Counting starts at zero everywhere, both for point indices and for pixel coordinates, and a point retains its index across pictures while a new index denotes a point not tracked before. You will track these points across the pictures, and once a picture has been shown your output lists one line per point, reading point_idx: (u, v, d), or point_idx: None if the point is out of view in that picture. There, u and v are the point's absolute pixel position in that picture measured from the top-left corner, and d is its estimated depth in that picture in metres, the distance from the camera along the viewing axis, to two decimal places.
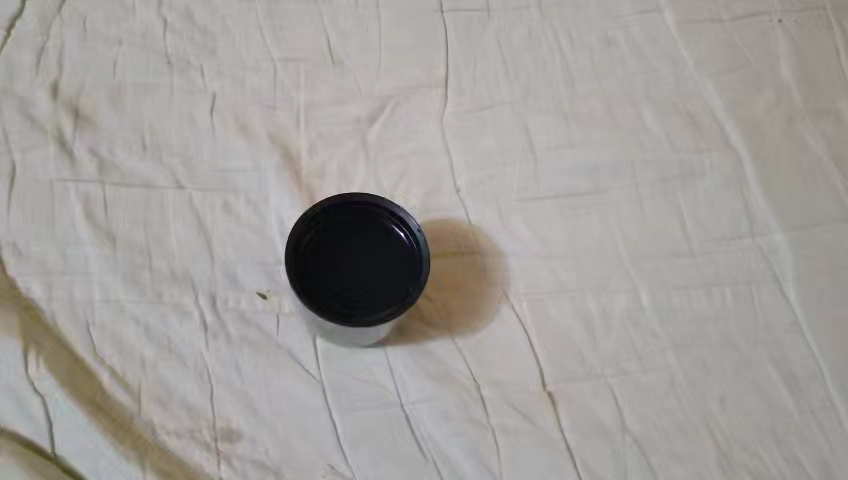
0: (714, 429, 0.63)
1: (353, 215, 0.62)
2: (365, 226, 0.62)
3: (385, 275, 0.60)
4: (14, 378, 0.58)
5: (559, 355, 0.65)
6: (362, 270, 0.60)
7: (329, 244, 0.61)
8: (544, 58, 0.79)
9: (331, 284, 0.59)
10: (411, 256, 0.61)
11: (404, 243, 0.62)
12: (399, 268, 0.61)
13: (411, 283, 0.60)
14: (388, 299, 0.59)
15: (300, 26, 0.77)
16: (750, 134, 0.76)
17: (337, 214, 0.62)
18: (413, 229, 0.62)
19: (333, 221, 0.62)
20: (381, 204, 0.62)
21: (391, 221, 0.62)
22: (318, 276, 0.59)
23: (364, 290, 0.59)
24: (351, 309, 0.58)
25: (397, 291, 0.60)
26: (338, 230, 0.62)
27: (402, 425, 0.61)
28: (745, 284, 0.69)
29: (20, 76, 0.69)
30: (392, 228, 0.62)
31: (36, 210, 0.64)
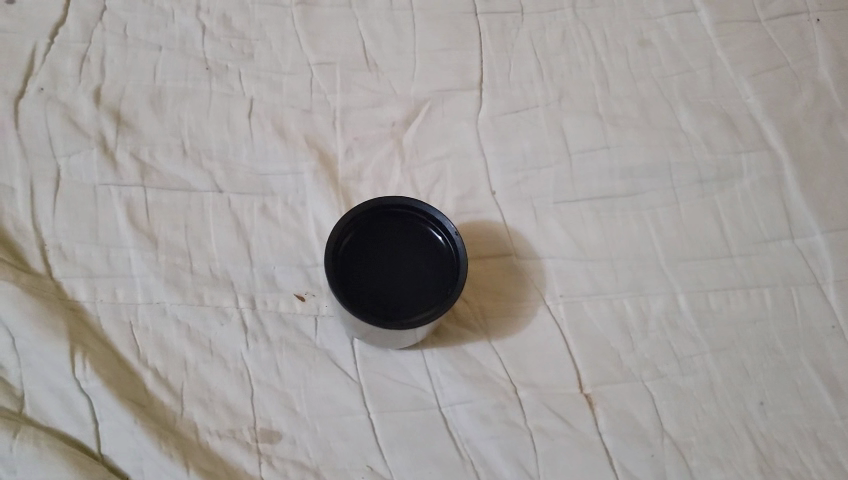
0: (755, 432, 0.62)
1: (390, 219, 0.63)
2: (403, 230, 0.63)
3: (422, 278, 0.61)
4: (59, 377, 0.57)
5: (597, 357, 0.65)
6: (400, 273, 0.61)
7: (367, 247, 0.62)
8: (579, 59, 0.79)
9: (369, 286, 0.60)
10: (449, 260, 0.62)
11: (442, 247, 0.62)
12: (437, 272, 0.61)
13: (449, 285, 0.60)
14: (426, 301, 0.60)
15: (337, 30, 0.78)
16: (789, 133, 0.75)
17: (375, 218, 0.63)
18: (451, 231, 0.62)
19: (371, 225, 0.62)
20: (419, 207, 0.63)
21: (428, 225, 0.63)
22: (356, 278, 0.60)
23: (401, 292, 0.60)
24: (389, 311, 0.59)
25: (434, 294, 0.60)
26: (376, 235, 0.62)
27: (440, 427, 0.61)
28: (784, 287, 0.68)
29: (63, 82, 0.70)
30: (429, 232, 0.63)
31: (79, 212, 0.65)
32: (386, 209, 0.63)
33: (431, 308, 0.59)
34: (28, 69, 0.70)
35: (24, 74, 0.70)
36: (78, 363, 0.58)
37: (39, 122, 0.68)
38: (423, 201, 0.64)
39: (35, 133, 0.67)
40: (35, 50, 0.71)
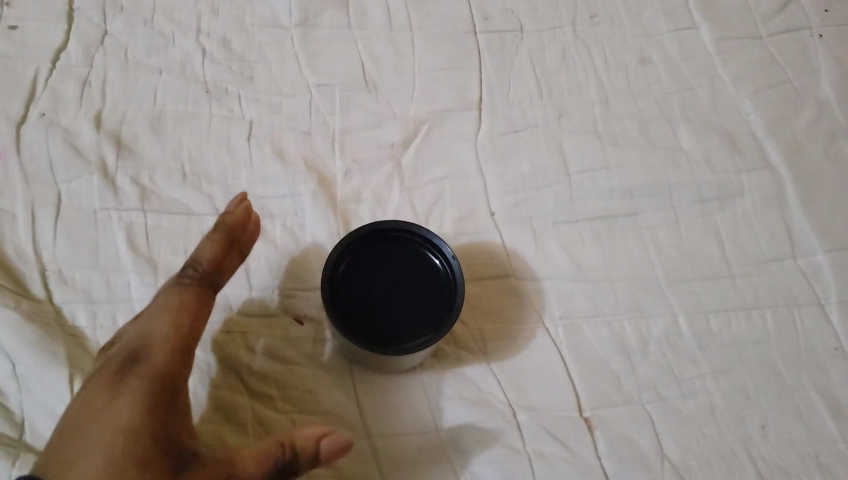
0: (756, 457, 0.61)
1: (387, 241, 0.63)
2: (399, 253, 0.63)
3: (419, 301, 0.61)
4: (60, 405, 0.58)
5: (596, 380, 0.64)
6: (397, 296, 0.61)
7: (364, 269, 0.62)
8: (579, 78, 0.79)
9: (365, 309, 0.60)
10: (445, 284, 0.62)
11: (438, 270, 0.62)
12: (433, 295, 0.61)
13: (445, 309, 0.61)
14: (423, 325, 0.60)
15: (337, 51, 0.78)
16: (791, 152, 0.75)
17: (371, 241, 0.63)
18: (447, 256, 0.62)
19: (367, 247, 0.62)
20: (415, 231, 0.63)
21: (424, 248, 0.63)
22: (354, 301, 0.60)
23: (398, 316, 0.60)
24: (386, 335, 0.59)
25: (431, 318, 0.60)
26: (373, 257, 0.62)
27: (438, 452, 0.60)
28: (787, 307, 0.68)
29: (65, 107, 0.71)
30: (425, 255, 0.63)
31: (80, 237, 0.65)
32: (384, 232, 0.63)
33: (427, 333, 0.59)
34: (30, 95, 0.71)
35: (26, 100, 0.71)
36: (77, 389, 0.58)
37: (41, 148, 0.68)
38: (420, 225, 0.64)
39: (36, 158, 0.68)
40: (38, 75, 0.72)
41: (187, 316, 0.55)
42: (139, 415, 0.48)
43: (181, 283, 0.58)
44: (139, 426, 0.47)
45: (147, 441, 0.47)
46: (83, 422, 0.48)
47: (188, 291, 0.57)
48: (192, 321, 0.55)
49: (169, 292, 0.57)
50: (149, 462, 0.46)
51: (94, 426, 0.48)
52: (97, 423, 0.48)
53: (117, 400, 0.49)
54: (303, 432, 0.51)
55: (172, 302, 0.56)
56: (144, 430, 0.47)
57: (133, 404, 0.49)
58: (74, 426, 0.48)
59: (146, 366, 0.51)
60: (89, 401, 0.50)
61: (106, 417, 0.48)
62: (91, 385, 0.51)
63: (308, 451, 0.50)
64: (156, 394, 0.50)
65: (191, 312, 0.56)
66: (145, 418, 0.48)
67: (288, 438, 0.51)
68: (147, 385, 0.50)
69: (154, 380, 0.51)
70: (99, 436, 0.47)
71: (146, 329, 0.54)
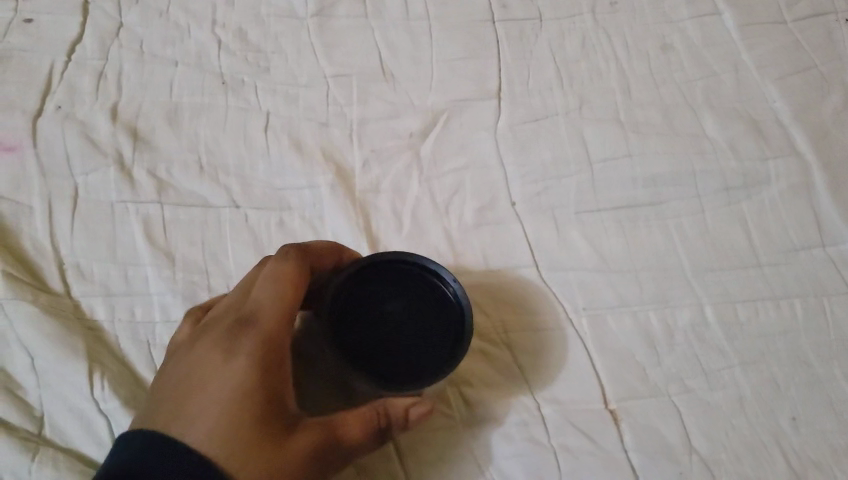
0: (787, 449, 0.58)
1: (396, 269, 0.57)
2: (407, 282, 0.57)
3: (424, 337, 0.55)
4: (79, 399, 0.57)
5: (621, 372, 0.62)
6: (399, 328, 0.55)
7: (368, 297, 0.56)
8: (599, 66, 0.78)
9: (364, 340, 0.55)
10: (453, 320, 0.56)
11: (448, 306, 0.56)
12: (439, 332, 0.55)
13: (449, 349, 0.54)
14: (423, 362, 0.54)
15: (356, 42, 0.78)
16: (820, 138, 0.73)
17: (379, 269, 0.57)
18: (457, 293, 0.56)
19: (375, 277, 0.57)
20: (427, 262, 0.58)
21: (435, 279, 0.57)
22: (353, 332, 0.55)
23: (397, 350, 0.54)
24: (387, 371, 0.54)
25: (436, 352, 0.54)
26: (379, 285, 0.57)
27: (462, 447, 0.58)
28: (816, 297, 0.66)
29: (81, 100, 0.71)
30: (435, 286, 0.57)
31: (97, 230, 0.65)
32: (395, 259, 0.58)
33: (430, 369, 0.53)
34: (46, 88, 0.71)
35: (42, 92, 0.71)
36: (97, 382, 0.57)
37: (57, 140, 0.68)
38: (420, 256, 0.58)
39: (52, 151, 0.68)
40: (53, 68, 0.72)
41: (293, 282, 0.52)
42: (255, 381, 0.47)
43: (290, 249, 0.54)
44: (245, 404, 0.46)
45: (266, 405, 0.47)
46: (199, 380, 0.48)
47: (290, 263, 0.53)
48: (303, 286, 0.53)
49: (279, 255, 0.53)
50: (268, 424, 0.46)
51: (212, 385, 0.47)
52: (215, 379, 0.47)
53: (231, 361, 0.48)
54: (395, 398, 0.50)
55: (285, 265, 0.52)
56: (261, 395, 0.47)
57: (248, 369, 0.47)
58: (187, 379, 0.48)
59: (256, 327, 0.49)
60: (202, 359, 0.49)
61: (223, 379, 0.47)
62: (199, 339, 0.50)
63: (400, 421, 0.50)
64: (264, 369, 0.48)
65: (298, 278, 0.52)
66: (261, 382, 0.47)
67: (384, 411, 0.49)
68: (260, 347, 0.48)
69: (267, 342, 0.49)
70: (217, 395, 0.46)
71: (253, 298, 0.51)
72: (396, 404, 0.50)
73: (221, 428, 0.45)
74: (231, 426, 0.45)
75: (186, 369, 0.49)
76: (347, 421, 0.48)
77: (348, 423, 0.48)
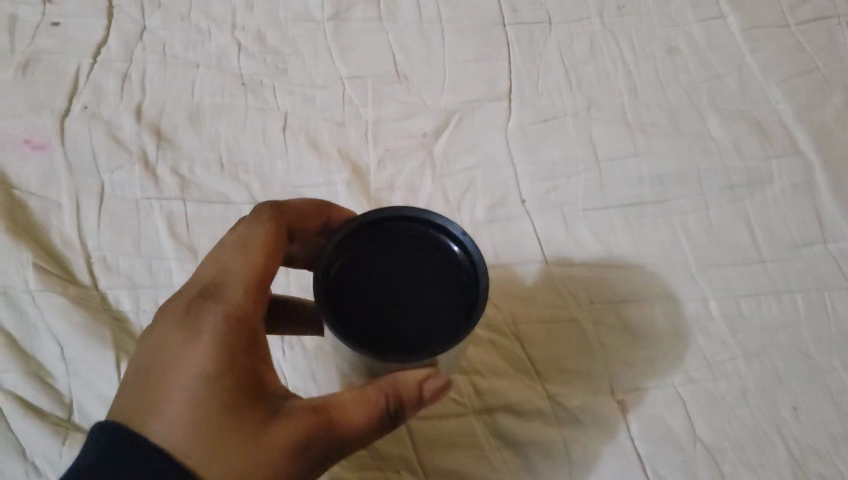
0: (788, 438, 0.60)
1: (398, 232, 0.50)
2: (413, 245, 0.50)
3: (432, 303, 0.47)
4: (106, 386, 0.60)
5: (628, 363, 0.64)
6: (404, 295, 0.47)
7: (367, 261, 0.49)
8: (606, 68, 0.80)
9: (361, 305, 0.47)
10: (466, 280, 0.48)
11: (459, 266, 0.49)
12: (449, 296, 0.47)
13: (463, 312, 0.46)
14: (434, 331, 0.46)
15: (371, 45, 0.80)
16: (821, 138, 0.75)
17: (381, 234, 0.50)
18: (468, 248, 0.48)
19: (377, 239, 0.50)
20: (433, 218, 0.50)
21: (442, 237, 0.50)
22: (350, 299, 0.47)
23: (400, 316, 0.46)
24: (390, 339, 0.46)
25: (447, 319, 0.46)
26: (379, 249, 0.50)
27: (474, 437, 0.60)
28: (817, 291, 0.67)
29: (106, 100, 0.74)
30: (443, 245, 0.50)
31: (122, 225, 0.67)
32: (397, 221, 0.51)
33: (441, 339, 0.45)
34: (73, 89, 0.74)
35: (69, 93, 0.73)
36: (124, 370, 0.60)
37: (84, 139, 0.71)
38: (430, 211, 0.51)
39: (79, 149, 0.70)
40: (80, 70, 0.75)
41: (263, 253, 0.50)
42: (223, 361, 0.45)
43: (260, 214, 0.52)
44: (214, 386, 0.44)
45: (237, 385, 0.45)
46: (164, 362, 0.45)
47: (260, 236, 0.51)
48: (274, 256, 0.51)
49: (247, 226, 0.51)
50: (242, 408, 0.44)
51: (179, 367, 0.45)
52: (181, 361, 0.45)
53: (199, 340, 0.45)
54: (405, 375, 0.46)
55: (254, 236, 0.51)
56: (232, 376, 0.45)
57: (215, 349, 0.45)
58: (152, 361, 0.46)
59: (222, 301, 0.47)
60: (167, 339, 0.46)
61: (188, 360, 0.45)
62: (162, 315, 0.48)
63: (414, 396, 0.46)
64: (234, 349, 0.45)
65: (268, 250, 0.51)
66: (228, 362, 0.45)
67: (397, 391, 0.46)
68: (227, 324, 0.46)
69: (234, 318, 0.47)
70: (185, 380, 0.44)
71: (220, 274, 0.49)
72: (407, 379, 0.46)
73: (189, 413, 0.43)
74: (199, 410, 0.43)
75: (148, 351, 0.46)
76: (348, 403, 0.46)
77: (348, 406, 0.46)
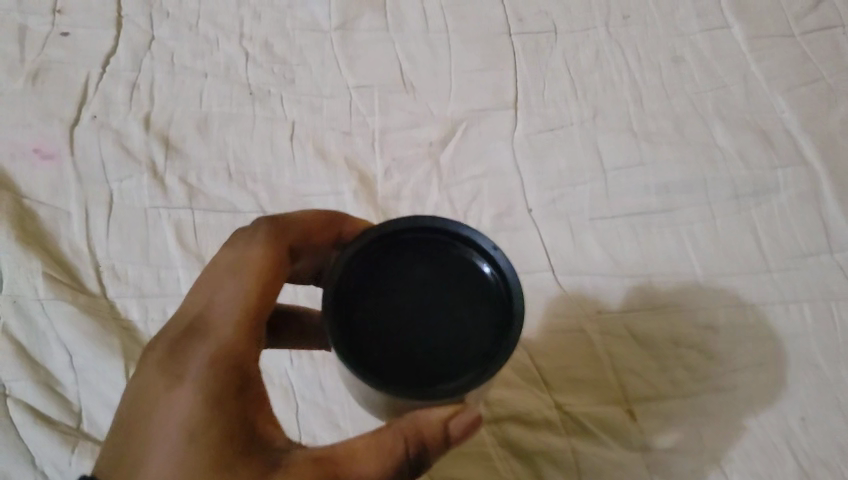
0: (796, 448, 0.60)
1: (422, 246, 0.48)
2: (440, 263, 0.48)
3: (462, 324, 0.45)
4: (115, 395, 0.60)
5: (636, 373, 0.64)
6: (430, 314, 0.45)
7: (388, 282, 0.47)
8: (612, 78, 0.81)
9: (380, 333, 0.45)
10: (498, 301, 0.46)
11: (490, 284, 0.47)
12: (481, 317, 0.46)
13: (497, 336, 0.45)
14: (464, 356, 0.44)
15: (378, 54, 0.81)
16: (826, 148, 0.75)
17: (404, 250, 0.48)
18: (501, 266, 0.47)
19: (401, 256, 0.48)
20: (462, 233, 0.48)
21: (471, 252, 0.48)
22: (369, 326, 0.45)
23: (422, 344, 0.44)
24: (411, 371, 0.43)
25: (475, 349, 0.44)
26: (401, 264, 0.47)
27: (482, 445, 0.60)
28: (824, 300, 0.67)
29: (115, 110, 0.74)
30: (472, 261, 0.48)
31: (131, 234, 0.68)
32: (421, 233, 0.49)
33: (467, 373, 0.43)
34: (82, 99, 0.74)
35: (78, 103, 0.74)
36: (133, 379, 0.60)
37: (93, 149, 0.71)
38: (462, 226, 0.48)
39: (89, 159, 0.71)
40: (89, 80, 0.75)
41: (259, 281, 0.48)
42: (211, 409, 0.43)
43: (257, 234, 0.50)
44: (200, 441, 0.42)
45: (226, 433, 0.42)
46: (149, 408, 0.44)
47: (255, 262, 0.48)
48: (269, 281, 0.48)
49: (242, 249, 0.49)
50: (231, 462, 0.42)
51: (164, 416, 0.43)
52: (167, 410, 0.43)
53: (187, 387, 0.44)
54: (428, 413, 0.42)
55: (246, 261, 0.48)
56: (220, 426, 0.42)
57: (203, 397, 0.43)
58: (137, 410, 0.44)
59: (209, 340, 0.45)
60: (153, 385, 0.44)
61: (174, 409, 0.43)
62: (151, 355, 0.46)
63: (440, 438, 0.42)
64: (223, 396, 0.43)
65: (264, 278, 0.48)
66: (216, 411, 0.43)
67: (419, 430, 0.42)
68: (217, 365, 0.44)
69: (222, 357, 0.45)
70: (170, 432, 0.42)
71: (211, 307, 0.47)
72: (432, 418, 0.42)
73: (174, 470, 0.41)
74: (184, 465, 0.41)
75: (135, 397, 0.45)
76: (361, 451, 0.43)
77: (361, 454, 0.43)
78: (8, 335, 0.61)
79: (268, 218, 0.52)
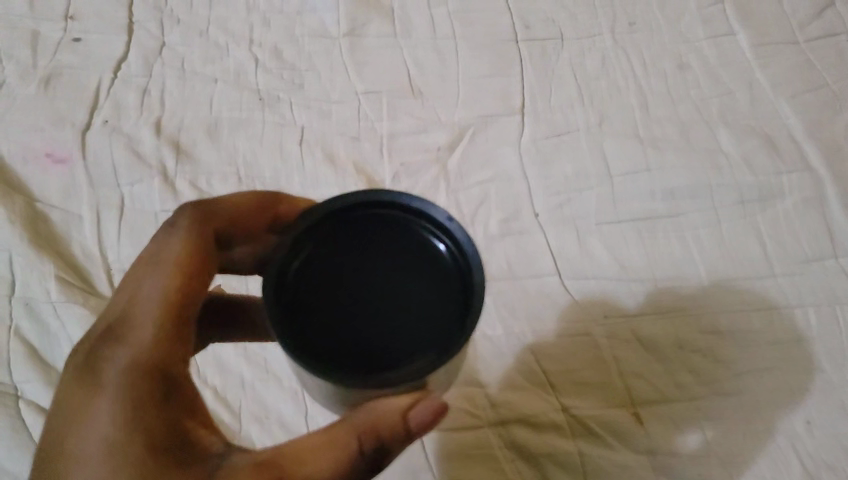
0: (801, 452, 0.61)
1: (372, 222, 0.45)
2: (389, 240, 0.44)
3: (417, 304, 0.42)
4: None
5: (641, 377, 0.64)
6: (382, 295, 0.42)
7: (332, 263, 0.44)
8: (618, 84, 0.81)
9: (324, 318, 0.41)
10: (456, 278, 0.43)
11: (446, 261, 0.44)
12: (437, 294, 0.42)
13: (455, 312, 0.41)
14: (418, 338, 0.40)
15: (386, 61, 0.81)
16: (832, 154, 0.76)
17: (350, 227, 0.45)
18: (457, 238, 0.44)
19: (347, 235, 0.45)
20: (414, 206, 0.45)
21: (425, 226, 0.45)
22: (312, 310, 0.41)
23: (372, 327, 0.41)
24: (359, 356, 0.40)
25: (430, 329, 0.41)
26: (349, 244, 0.44)
27: (489, 447, 0.61)
28: (829, 305, 0.68)
29: (126, 115, 0.75)
30: (428, 235, 0.45)
31: (143, 237, 0.68)
32: (371, 209, 0.45)
33: (422, 356, 0.39)
34: (94, 104, 0.75)
35: (90, 108, 0.75)
36: None
37: (105, 153, 0.72)
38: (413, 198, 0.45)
39: (100, 164, 0.71)
40: (100, 85, 0.76)
41: (182, 277, 0.45)
42: (127, 419, 0.41)
43: (178, 225, 0.48)
44: (121, 450, 0.40)
45: (146, 447, 0.40)
46: (68, 427, 0.42)
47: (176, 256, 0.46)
48: (190, 278, 0.46)
49: (162, 243, 0.47)
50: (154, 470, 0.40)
51: (86, 426, 0.41)
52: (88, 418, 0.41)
53: (107, 394, 0.42)
54: (379, 406, 0.39)
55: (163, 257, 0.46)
56: (141, 433, 0.40)
57: (122, 403, 0.41)
58: (62, 421, 0.42)
59: (131, 341, 0.43)
60: (77, 394, 0.43)
61: (95, 418, 0.41)
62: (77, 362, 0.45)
63: (398, 430, 0.39)
64: (143, 400, 0.41)
65: (186, 270, 0.46)
66: (139, 418, 0.41)
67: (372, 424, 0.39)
68: (137, 366, 0.42)
69: (140, 365, 0.42)
70: (90, 443, 0.41)
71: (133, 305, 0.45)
72: (383, 411, 0.39)
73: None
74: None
75: (61, 408, 0.43)
76: (311, 451, 0.41)
77: (314, 453, 0.41)
78: (20, 337, 0.62)
79: (193, 204, 0.49)
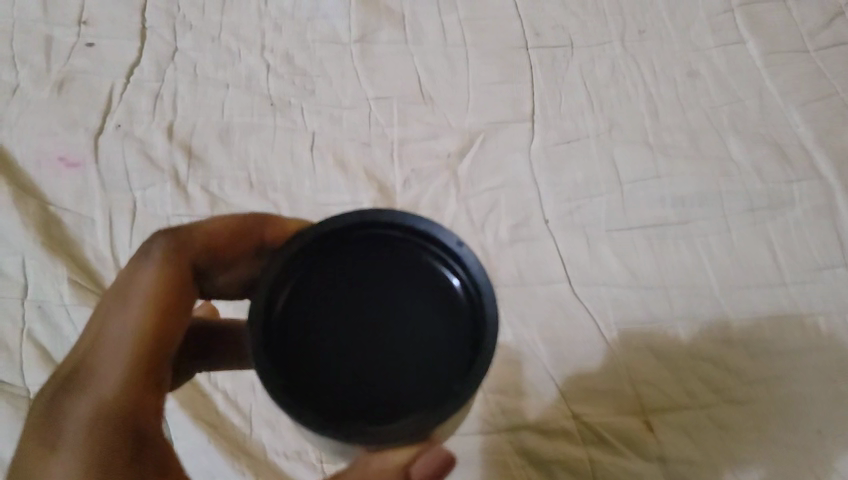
0: (813, 462, 0.61)
1: (375, 248, 0.42)
2: (394, 269, 0.41)
3: (425, 343, 0.39)
4: None
5: (653, 384, 0.64)
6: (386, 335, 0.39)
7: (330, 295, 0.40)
8: (628, 91, 0.82)
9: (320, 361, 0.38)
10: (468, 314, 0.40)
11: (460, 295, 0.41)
12: (448, 334, 0.39)
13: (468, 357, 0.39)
14: (426, 385, 0.38)
15: (397, 67, 0.82)
16: (842, 162, 0.76)
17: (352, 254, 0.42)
18: (472, 271, 0.41)
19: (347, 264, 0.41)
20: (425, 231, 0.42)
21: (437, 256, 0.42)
22: (307, 353, 0.38)
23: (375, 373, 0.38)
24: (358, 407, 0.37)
25: (439, 375, 0.38)
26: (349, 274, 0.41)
27: (502, 453, 0.61)
28: (839, 314, 0.68)
29: (139, 119, 0.75)
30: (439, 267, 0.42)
31: None
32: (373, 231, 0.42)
33: (429, 408, 0.37)
34: (106, 108, 0.76)
35: (103, 112, 0.75)
36: None
37: (117, 157, 0.72)
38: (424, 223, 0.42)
39: (113, 168, 0.72)
40: (113, 89, 0.77)
41: (151, 316, 0.43)
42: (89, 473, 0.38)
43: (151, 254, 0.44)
44: None
45: None
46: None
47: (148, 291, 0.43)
48: (160, 316, 0.43)
49: (133, 274, 0.44)
50: None
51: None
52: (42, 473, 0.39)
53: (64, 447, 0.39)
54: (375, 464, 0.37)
55: (132, 291, 0.43)
56: None
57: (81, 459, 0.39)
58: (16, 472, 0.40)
59: (93, 386, 0.41)
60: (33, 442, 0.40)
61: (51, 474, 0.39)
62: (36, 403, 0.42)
63: None
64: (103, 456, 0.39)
65: (157, 309, 0.43)
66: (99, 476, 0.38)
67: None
68: (100, 418, 0.40)
69: (104, 416, 0.40)
70: None
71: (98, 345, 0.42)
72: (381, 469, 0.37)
73: None
74: None
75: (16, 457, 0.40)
76: None
77: None
78: (32, 340, 0.62)
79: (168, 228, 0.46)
